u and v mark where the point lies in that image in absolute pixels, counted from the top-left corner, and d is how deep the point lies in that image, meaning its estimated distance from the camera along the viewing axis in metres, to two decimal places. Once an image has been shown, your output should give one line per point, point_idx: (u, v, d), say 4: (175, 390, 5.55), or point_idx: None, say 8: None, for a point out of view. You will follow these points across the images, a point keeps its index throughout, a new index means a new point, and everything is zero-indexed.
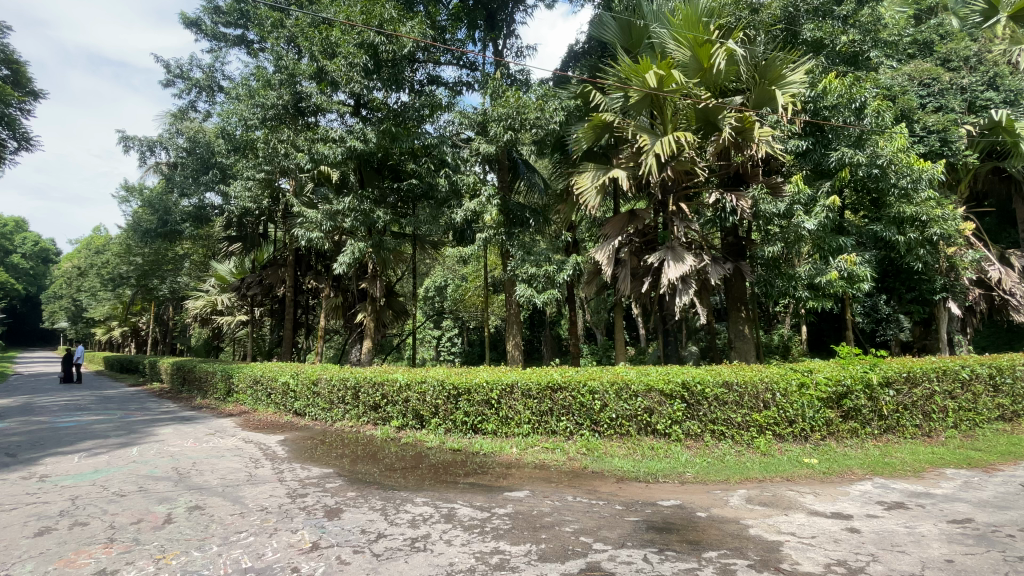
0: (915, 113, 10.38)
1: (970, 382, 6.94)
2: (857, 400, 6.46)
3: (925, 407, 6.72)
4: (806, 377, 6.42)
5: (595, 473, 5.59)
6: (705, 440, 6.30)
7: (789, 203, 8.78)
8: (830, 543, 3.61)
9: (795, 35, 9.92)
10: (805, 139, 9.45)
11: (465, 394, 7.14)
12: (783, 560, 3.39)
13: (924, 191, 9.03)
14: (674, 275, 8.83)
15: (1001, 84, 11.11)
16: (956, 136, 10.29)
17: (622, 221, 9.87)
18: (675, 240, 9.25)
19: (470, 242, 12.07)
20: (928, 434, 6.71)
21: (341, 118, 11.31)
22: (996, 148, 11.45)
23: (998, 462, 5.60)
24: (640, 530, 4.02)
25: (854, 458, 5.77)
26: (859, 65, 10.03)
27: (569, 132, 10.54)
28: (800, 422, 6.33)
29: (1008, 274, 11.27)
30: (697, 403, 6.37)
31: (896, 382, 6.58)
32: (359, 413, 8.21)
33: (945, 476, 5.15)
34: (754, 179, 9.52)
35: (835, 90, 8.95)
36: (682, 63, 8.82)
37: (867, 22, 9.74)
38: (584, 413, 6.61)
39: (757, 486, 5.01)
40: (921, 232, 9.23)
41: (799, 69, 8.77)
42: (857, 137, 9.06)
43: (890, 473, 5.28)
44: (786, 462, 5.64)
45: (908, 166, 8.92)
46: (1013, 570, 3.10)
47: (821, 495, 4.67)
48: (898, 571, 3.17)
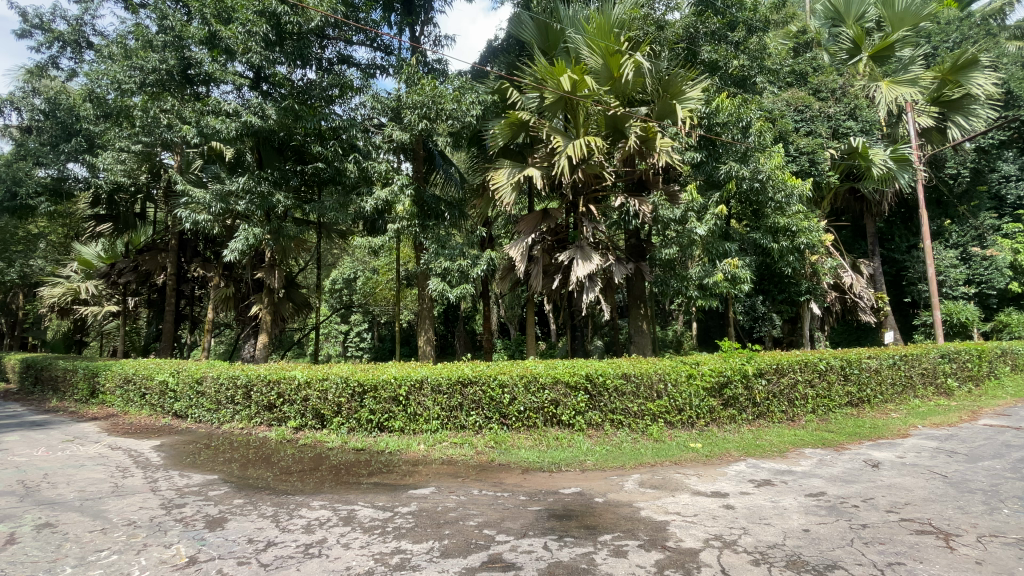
0: (790, 136, 11.81)
1: (826, 372, 8.02)
2: (735, 388, 7.19)
3: (790, 395, 7.64)
4: (694, 369, 7.03)
5: (502, 466, 5.67)
6: (605, 429, 6.66)
7: (684, 210, 9.53)
8: (709, 520, 3.98)
9: (694, 54, 10.70)
10: (699, 151, 10.18)
11: (372, 391, 6.87)
12: (669, 538, 3.67)
13: (794, 205, 10.29)
14: (582, 274, 9.21)
15: (860, 115, 12.80)
16: (821, 158, 11.86)
17: (535, 220, 10.10)
18: (584, 240, 9.65)
19: (381, 232, 11.65)
20: (791, 418, 7.64)
21: (237, 91, 10.37)
22: (854, 171, 13.38)
23: (846, 442, 6.53)
24: (543, 519, 4.15)
25: (731, 441, 6.42)
26: (747, 88, 11.01)
27: (485, 128, 10.49)
28: (688, 410, 6.91)
29: (858, 281, 13.14)
30: (599, 395, 6.71)
31: (767, 372, 7.43)
32: (250, 414, 7.60)
33: (804, 455, 5.90)
34: (654, 186, 10.17)
35: (726, 109, 9.69)
36: (595, 70, 9.22)
37: (754, 50, 10.75)
38: (493, 407, 6.68)
39: (649, 470, 5.40)
40: (791, 241, 10.54)
41: (697, 86, 9.43)
42: (743, 153, 10.06)
43: (760, 454, 5.94)
44: (675, 447, 6.14)
45: (783, 182, 10.10)
46: (857, 536, 3.58)
47: (703, 476, 5.14)
48: (763, 541, 3.57)
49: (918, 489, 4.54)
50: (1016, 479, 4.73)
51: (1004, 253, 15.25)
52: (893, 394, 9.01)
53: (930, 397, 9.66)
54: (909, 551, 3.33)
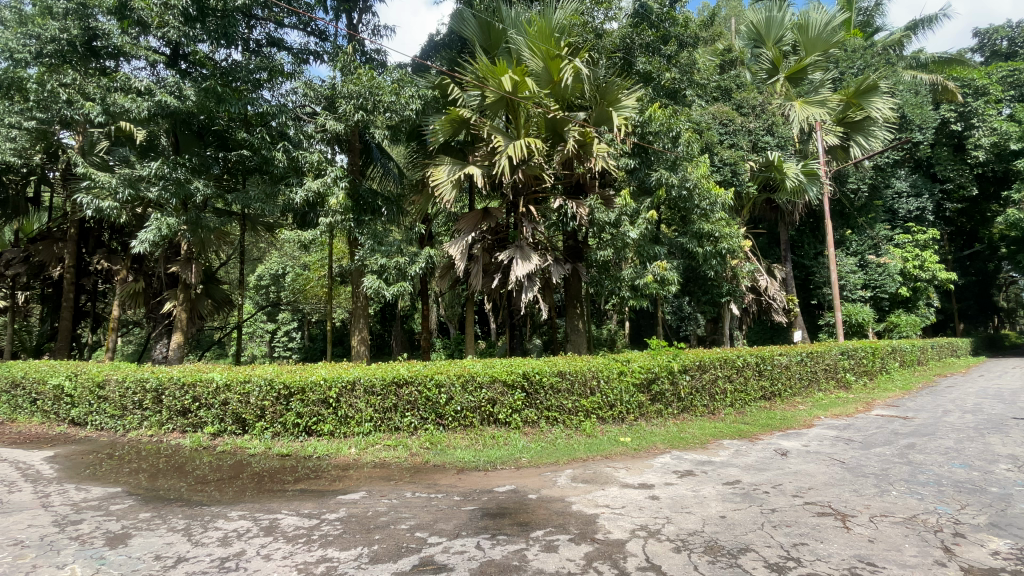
0: (715, 147, 12.58)
1: (742, 368, 8.65)
2: (662, 384, 7.57)
3: (711, 389, 8.17)
4: (625, 366, 7.34)
5: (437, 467, 5.61)
6: (541, 426, 6.78)
7: (619, 213, 9.92)
8: (636, 511, 4.17)
9: (630, 64, 11.09)
10: (633, 158, 10.62)
11: (299, 393, 6.56)
12: (598, 531, 3.80)
13: (717, 213, 11.05)
14: (521, 273, 9.30)
15: (776, 131, 13.74)
16: (742, 169, 12.75)
17: (475, 218, 10.13)
18: (523, 240, 9.75)
19: (312, 225, 11.18)
20: (712, 411, 8.16)
21: (151, 68, 9.55)
22: (770, 183, 14.49)
23: (759, 432, 7.08)
24: (476, 518, 4.15)
25: (658, 434, 6.75)
26: (678, 100, 11.66)
27: (425, 123, 10.31)
28: (618, 405, 7.19)
29: (772, 284, 14.28)
30: (535, 392, 6.82)
31: (691, 368, 7.90)
32: (162, 419, 7.03)
33: (722, 446, 6.32)
34: (591, 190, 10.43)
35: (658, 119, 10.12)
36: (535, 73, 9.34)
37: (684, 64, 11.37)
38: (428, 408, 6.59)
39: (581, 465, 5.56)
40: (714, 246, 11.28)
41: (631, 96, 9.71)
42: (673, 162, 10.58)
43: (683, 446, 6.29)
44: (606, 442, 6.37)
45: (708, 191, 10.79)
46: (767, 520, 3.84)
47: (631, 469, 5.37)
48: (685, 529, 3.78)
49: (820, 475, 4.98)
50: (902, 462, 5.28)
51: (894, 261, 17.12)
52: (800, 387, 9.86)
53: (832, 390, 10.67)
54: (811, 532, 3.57)
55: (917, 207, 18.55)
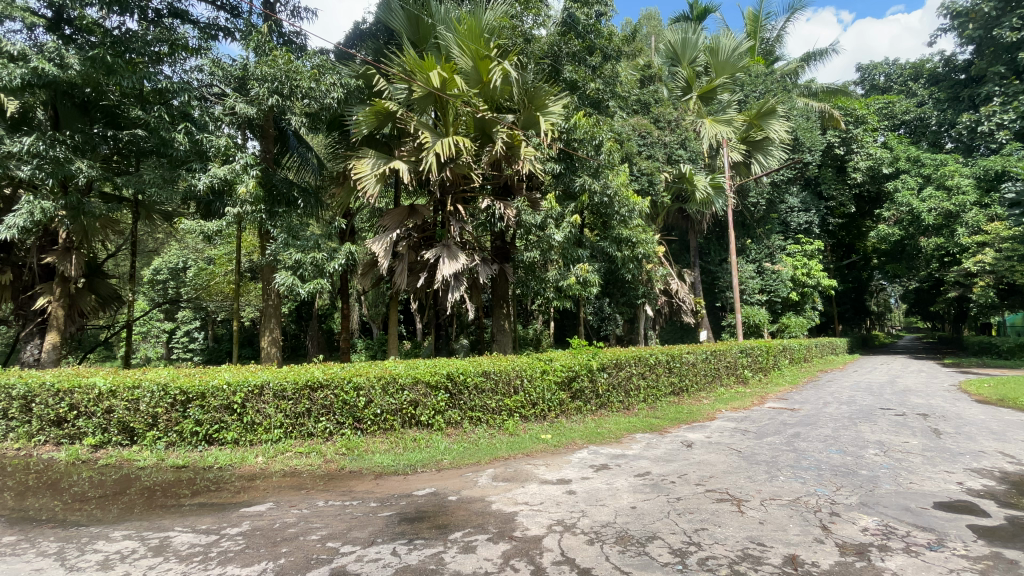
0: (635, 158, 13.25)
1: (654, 365, 9.20)
2: (582, 381, 7.85)
3: (626, 386, 8.60)
4: (548, 365, 7.51)
5: (353, 473, 5.40)
6: (463, 426, 6.75)
7: (544, 217, 10.16)
8: (553, 506, 4.27)
9: (558, 72, 11.43)
10: (559, 163, 10.92)
11: (200, 399, 6.01)
12: (516, 529, 3.85)
13: (635, 220, 11.74)
14: (448, 273, 9.19)
15: (689, 146, 14.91)
16: (657, 179, 13.59)
17: (401, 214, 9.85)
18: (450, 239, 9.65)
19: (218, 215, 10.34)
20: (628, 407, 8.59)
21: (24, 30, 8.36)
22: (682, 194, 15.60)
23: (669, 426, 7.57)
24: (393, 524, 4.04)
25: (577, 430, 6.99)
26: (601, 109, 12.16)
27: (347, 113, 9.96)
28: (540, 404, 7.34)
29: (682, 287, 15.40)
30: (459, 393, 6.77)
31: (608, 366, 8.27)
32: (30, 431, 6.14)
33: (635, 439, 6.68)
34: (518, 192, 10.55)
35: (582, 127, 10.54)
36: (464, 72, 9.27)
37: (608, 77, 11.89)
38: (345, 412, 6.31)
39: (502, 464, 5.60)
40: (632, 251, 11.99)
41: (558, 102, 9.95)
42: (595, 169, 11.04)
43: (600, 440, 6.56)
44: (528, 440, 6.48)
45: (626, 199, 11.42)
46: (673, 508, 4.10)
47: (551, 465, 5.51)
48: (598, 521, 3.93)
49: (720, 464, 5.41)
50: (789, 450, 5.88)
51: (785, 269, 19.07)
52: (706, 383, 10.67)
53: (732, 385, 11.67)
54: (711, 517, 3.86)
55: (806, 221, 20.86)
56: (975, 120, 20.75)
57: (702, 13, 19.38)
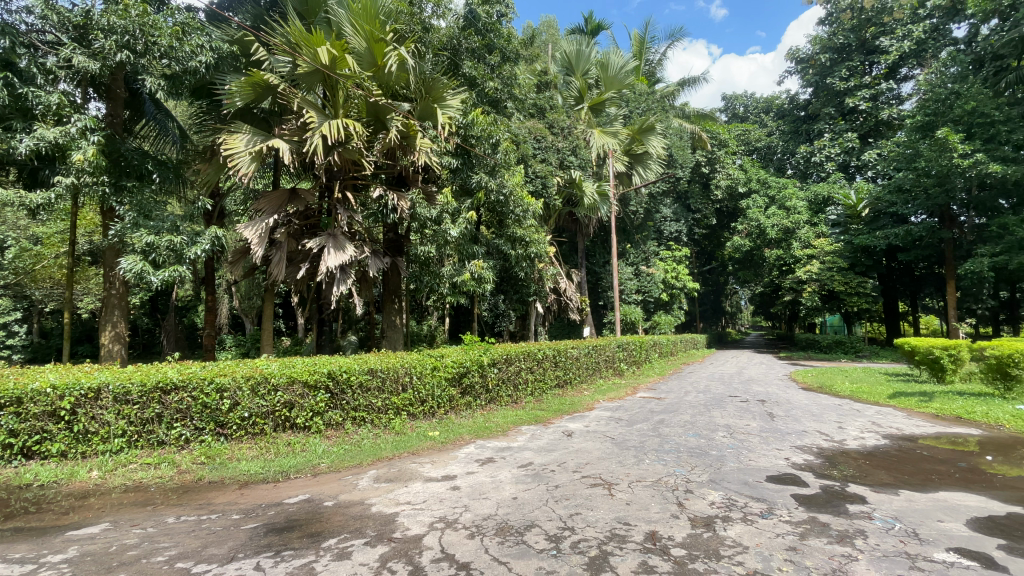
0: (530, 160, 13.61)
1: (541, 359, 9.58)
2: (472, 377, 7.89)
3: (515, 380, 8.83)
4: (438, 361, 7.41)
5: (213, 484, 4.83)
6: (345, 427, 6.39)
7: (440, 211, 10.03)
8: (436, 504, 4.22)
9: (456, 66, 11.35)
10: (456, 158, 10.83)
11: (12, 406, 4.95)
12: (396, 529, 3.73)
13: (528, 220, 12.06)
14: (333, 264, 8.63)
15: (579, 153, 15.71)
16: (550, 182, 14.12)
17: (280, 198, 9.03)
18: (337, 228, 9.07)
19: (45, 185, 8.65)
20: (516, 401, 8.83)
21: None
22: (573, 198, 16.40)
23: (553, 417, 7.91)
24: (258, 536, 3.68)
25: (465, 426, 7.00)
26: (498, 109, 12.27)
27: (219, 81, 8.96)
28: (429, 400, 7.23)
29: (569, 286, 16.29)
30: (341, 392, 6.39)
31: (499, 361, 8.42)
32: None
33: (521, 432, 6.87)
34: (413, 183, 10.27)
35: (480, 124, 10.53)
36: (357, 52, 8.80)
37: (506, 77, 11.98)
38: (207, 416, 5.62)
39: (385, 465, 5.41)
40: (525, 250, 12.34)
41: (456, 97, 9.77)
42: (492, 167, 11.13)
43: (487, 435, 6.64)
44: (414, 438, 6.33)
45: (521, 199, 11.70)
46: (551, 496, 4.28)
47: (436, 463, 5.44)
48: (480, 514, 3.96)
49: (595, 450, 5.79)
50: (655, 435, 6.48)
51: (659, 272, 21.01)
52: (588, 375, 11.40)
53: (611, 377, 12.59)
54: (584, 502, 4.09)
55: (676, 230, 23.22)
56: (809, 152, 24.68)
57: (595, 28, 20.53)
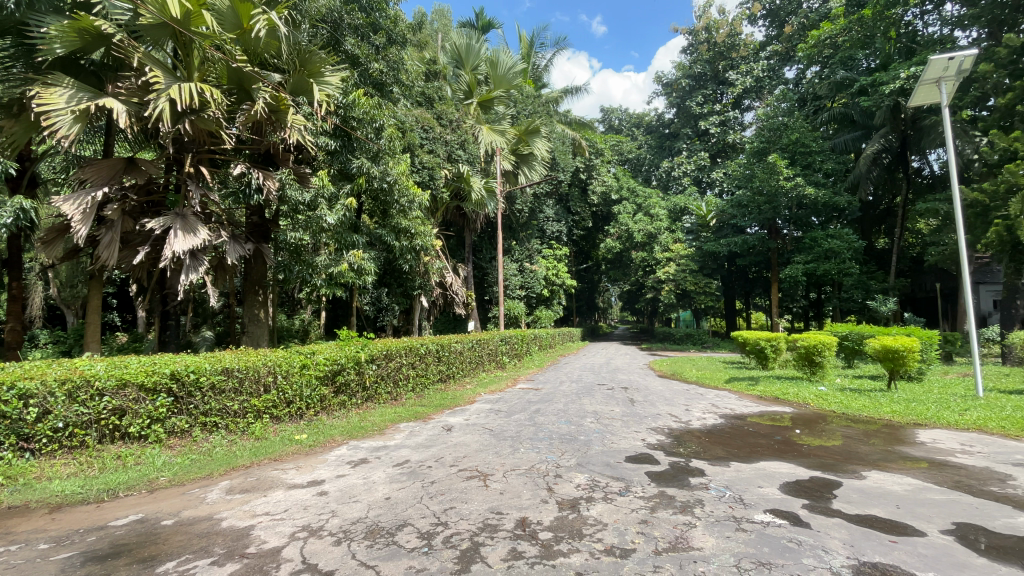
0: (416, 149, 13.19)
1: (423, 355, 9.42)
2: (347, 375, 7.46)
3: (395, 376, 8.56)
4: (309, 359, 6.87)
5: (10, 512, 3.92)
6: (193, 435, 5.62)
7: (314, 195, 9.40)
8: (299, 512, 3.90)
9: (337, 42, 10.62)
10: (334, 140, 10.14)
11: None
12: (250, 544, 3.37)
13: (413, 211, 11.69)
14: (181, 249, 7.54)
15: (467, 148, 15.61)
16: (437, 175, 13.90)
17: (113, 168, 7.63)
18: (187, 207, 7.93)
19: None
20: (395, 397, 8.56)
21: None
22: (461, 192, 16.35)
23: (432, 412, 7.82)
24: (71, 568, 3.07)
25: (338, 426, 6.61)
26: (383, 93, 11.70)
27: (32, 21, 7.31)
28: (297, 401, 6.68)
29: (454, 281, 16.30)
30: (188, 396, 5.60)
31: (377, 357, 8.08)
32: None
33: (398, 429, 6.66)
34: (283, 163, 9.41)
35: (362, 107, 10.00)
36: (217, 10, 7.80)
37: (392, 60, 11.48)
38: (3, 429, 4.55)
39: (242, 474, 4.87)
40: (410, 241, 11.92)
41: (335, 74, 9.28)
42: (374, 153, 10.63)
43: (362, 435, 6.32)
44: (277, 443, 5.80)
45: (406, 188, 11.30)
46: (425, 493, 4.19)
47: (302, 468, 5.04)
48: (348, 519, 3.74)
49: (473, 443, 5.84)
50: (530, 424, 6.74)
51: (541, 269, 21.96)
52: (470, 369, 11.49)
53: (493, 370, 12.85)
54: (459, 495, 4.09)
55: (557, 230, 24.44)
56: (671, 167, 27.64)
57: (486, 25, 20.67)
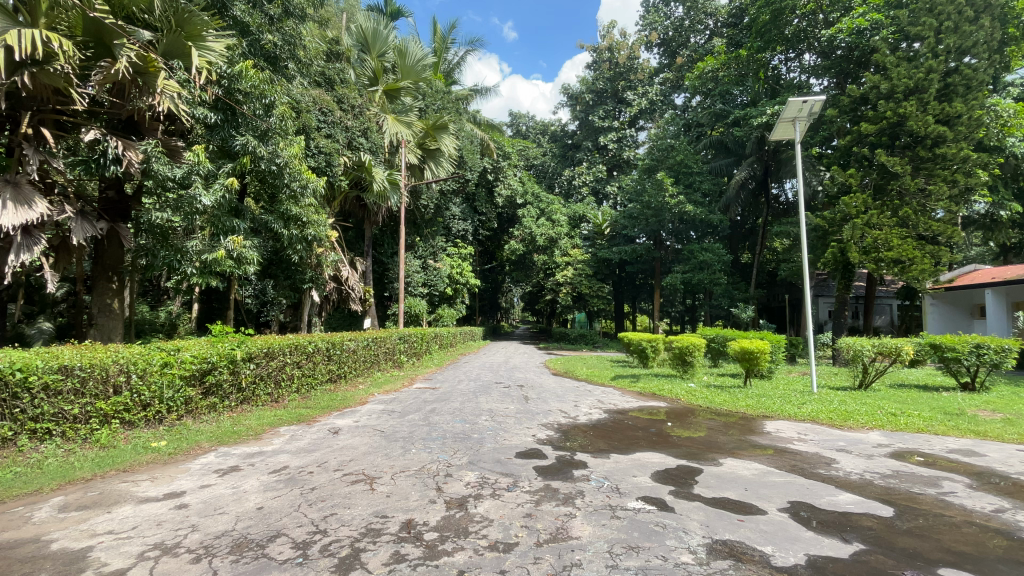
0: (311, 132, 12.38)
1: (311, 353, 8.85)
2: (219, 374, 6.74)
3: (277, 376, 7.92)
4: (173, 356, 6.09)
5: None
6: (17, 445, 4.70)
7: (187, 171, 8.42)
8: (152, 528, 3.44)
9: (224, 6, 9.60)
10: (215, 113, 9.19)
11: None
12: (86, 568, 2.89)
13: (307, 197, 10.87)
14: (10, 224, 6.29)
15: (370, 136, 14.92)
16: (335, 162, 13.12)
17: None
18: (20, 173, 6.61)
19: None
20: (276, 400, 7.93)
21: None
22: (361, 182, 15.66)
23: (317, 415, 7.34)
24: None
25: (205, 432, 5.94)
26: (277, 68, 10.85)
27: None
28: (155, 404, 5.89)
29: (351, 276, 15.56)
30: (12, 399, 4.67)
31: (257, 356, 7.42)
32: None
33: (277, 434, 6.15)
34: (150, 133, 8.29)
35: (251, 80, 9.16)
36: None
37: (288, 34, 10.66)
38: None
39: (79, 488, 4.16)
40: (301, 231, 11.05)
41: (219, 40, 8.35)
42: (263, 132, 9.79)
43: (234, 441, 5.75)
44: (129, 451, 5.06)
45: (299, 172, 10.51)
46: (304, 501, 3.91)
47: (158, 479, 4.45)
48: (212, 533, 3.37)
49: (361, 446, 5.59)
50: (424, 424, 6.63)
51: (444, 267, 21.76)
52: (363, 368, 11.00)
53: (388, 369, 12.42)
54: (342, 501, 3.89)
55: (463, 228, 24.32)
56: (573, 175, 28.98)
57: (395, 12, 20.02)
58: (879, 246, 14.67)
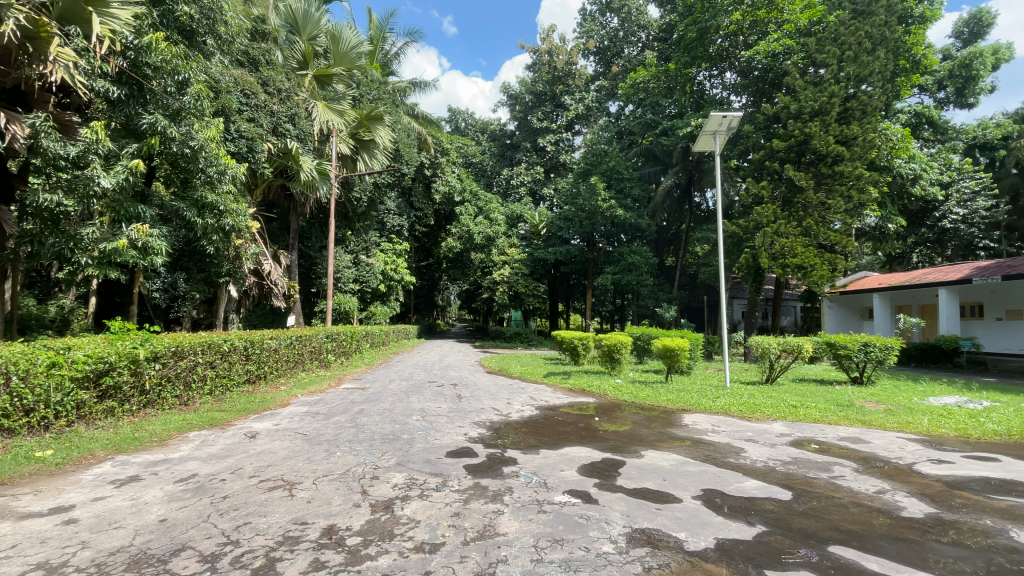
0: (231, 114, 11.58)
1: (227, 353, 8.26)
2: (118, 376, 6.10)
3: (186, 377, 7.31)
4: (63, 356, 5.41)
5: None
6: None
7: (83, 149, 7.55)
8: (32, 547, 3.04)
9: None
10: (119, 87, 8.28)
11: None
12: None
13: (225, 184, 10.10)
14: None
15: (298, 122, 14.14)
16: (258, 147, 12.31)
17: None
18: None
19: None
20: (184, 403, 7.32)
21: None
22: (287, 170, 14.85)
23: (233, 419, 6.85)
24: None
25: (100, 439, 5.35)
26: (193, 43, 9.96)
27: None
28: (39, 409, 5.21)
29: (275, 269, 14.73)
30: None
31: (163, 356, 6.80)
32: None
33: (186, 440, 5.68)
34: (41, 105, 7.37)
35: (162, 53, 8.30)
36: None
37: (207, 6, 9.82)
38: None
39: None
40: (217, 220, 10.26)
41: (126, 8, 7.65)
42: (175, 111, 8.99)
43: (135, 448, 5.24)
44: (5, 463, 4.44)
45: (215, 157, 9.77)
46: (215, 510, 3.64)
47: (41, 493, 3.95)
48: (107, 549, 3.05)
49: (281, 450, 5.30)
50: (350, 426, 6.40)
51: (377, 263, 21.13)
52: (286, 368, 10.43)
53: (313, 369, 11.86)
54: (257, 509, 3.66)
55: (398, 224, 23.58)
56: (510, 175, 29.20)
57: None
58: (786, 253, 16.14)
